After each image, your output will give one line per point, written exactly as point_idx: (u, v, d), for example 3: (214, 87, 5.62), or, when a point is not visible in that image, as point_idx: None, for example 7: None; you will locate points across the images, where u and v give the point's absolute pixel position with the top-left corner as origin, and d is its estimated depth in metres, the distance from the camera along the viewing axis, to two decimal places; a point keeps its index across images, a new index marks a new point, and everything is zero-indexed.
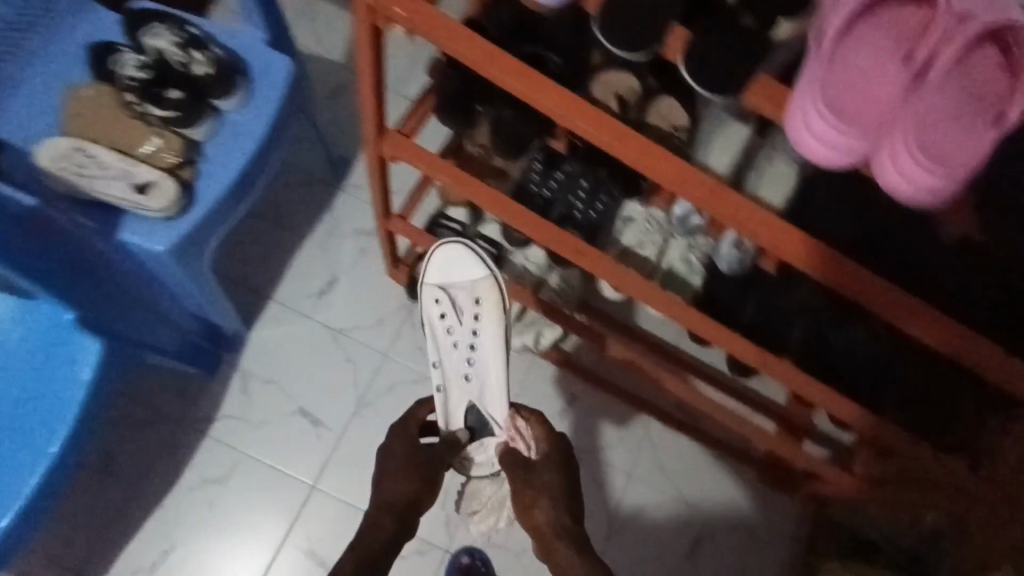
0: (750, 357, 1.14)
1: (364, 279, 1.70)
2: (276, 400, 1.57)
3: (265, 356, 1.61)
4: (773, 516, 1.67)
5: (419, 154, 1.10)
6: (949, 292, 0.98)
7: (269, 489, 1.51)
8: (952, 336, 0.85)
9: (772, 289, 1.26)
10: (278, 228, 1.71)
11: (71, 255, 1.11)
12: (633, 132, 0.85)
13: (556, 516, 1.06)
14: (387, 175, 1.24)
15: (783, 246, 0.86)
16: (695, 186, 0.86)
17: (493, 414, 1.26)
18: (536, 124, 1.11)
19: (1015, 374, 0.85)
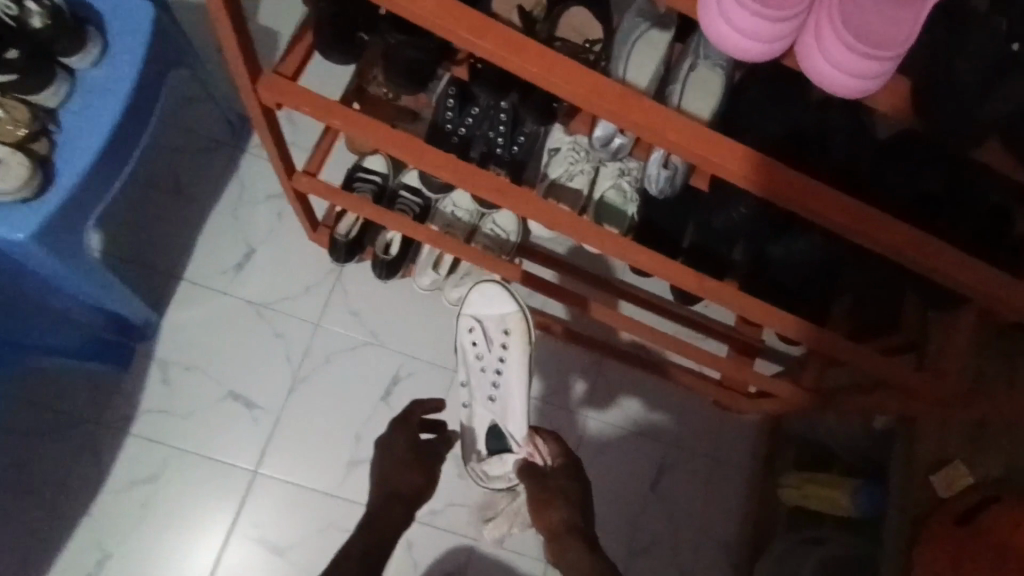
0: (691, 286, 1.06)
1: (285, 246, 1.57)
2: (203, 387, 1.46)
3: (184, 342, 1.48)
4: (732, 434, 1.67)
5: (301, 95, 0.95)
6: (884, 189, 0.93)
7: (208, 481, 1.41)
8: (893, 236, 0.79)
9: (707, 209, 1.20)
10: (181, 200, 1.55)
11: None
12: (529, 39, 0.73)
13: (568, 514, 1.11)
14: (274, 125, 1.09)
15: (713, 156, 0.77)
16: (606, 98, 0.75)
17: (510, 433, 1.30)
18: (435, 50, 1.00)
19: (959, 268, 0.81)
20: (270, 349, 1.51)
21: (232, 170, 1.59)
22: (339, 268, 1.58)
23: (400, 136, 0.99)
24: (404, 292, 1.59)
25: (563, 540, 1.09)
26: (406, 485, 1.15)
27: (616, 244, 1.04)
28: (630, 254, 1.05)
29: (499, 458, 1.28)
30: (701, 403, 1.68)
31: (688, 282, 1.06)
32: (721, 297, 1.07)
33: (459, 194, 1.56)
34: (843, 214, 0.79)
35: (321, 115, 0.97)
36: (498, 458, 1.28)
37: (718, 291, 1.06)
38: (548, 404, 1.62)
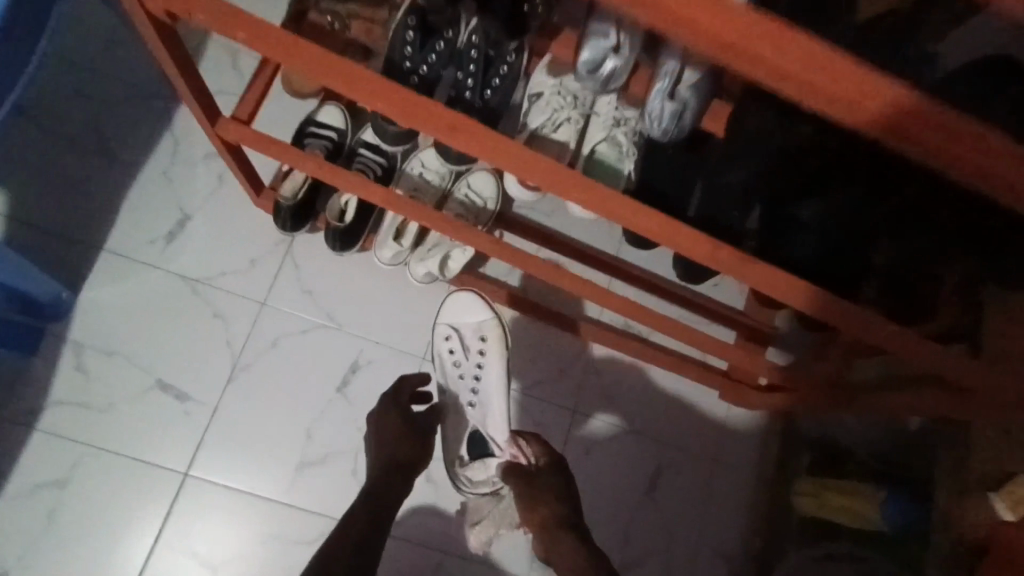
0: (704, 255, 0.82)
1: (225, 212, 1.36)
2: (126, 375, 1.26)
3: (103, 322, 1.27)
4: (736, 432, 1.48)
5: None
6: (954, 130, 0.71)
7: (130, 486, 1.22)
8: (998, 161, 0.57)
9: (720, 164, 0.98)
10: (103, 157, 1.33)
11: None
12: None
13: (559, 509, 0.99)
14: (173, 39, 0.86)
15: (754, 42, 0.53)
16: None
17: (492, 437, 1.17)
18: None
19: None
20: (206, 332, 1.30)
21: (165, 123, 1.37)
22: (289, 239, 1.37)
23: (324, 55, 0.72)
24: (364, 268, 1.38)
25: (557, 538, 0.96)
26: (400, 459, 1.04)
27: (619, 201, 0.78)
28: (637, 219, 0.79)
29: (482, 461, 1.17)
30: (703, 396, 1.48)
31: (706, 250, 0.82)
32: (742, 271, 0.84)
33: (429, 152, 1.34)
34: (938, 131, 0.56)
35: (221, 26, 0.71)
36: (481, 463, 1.17)
37: (740, 263, 0.83)
38: (528, 397, 1.41)
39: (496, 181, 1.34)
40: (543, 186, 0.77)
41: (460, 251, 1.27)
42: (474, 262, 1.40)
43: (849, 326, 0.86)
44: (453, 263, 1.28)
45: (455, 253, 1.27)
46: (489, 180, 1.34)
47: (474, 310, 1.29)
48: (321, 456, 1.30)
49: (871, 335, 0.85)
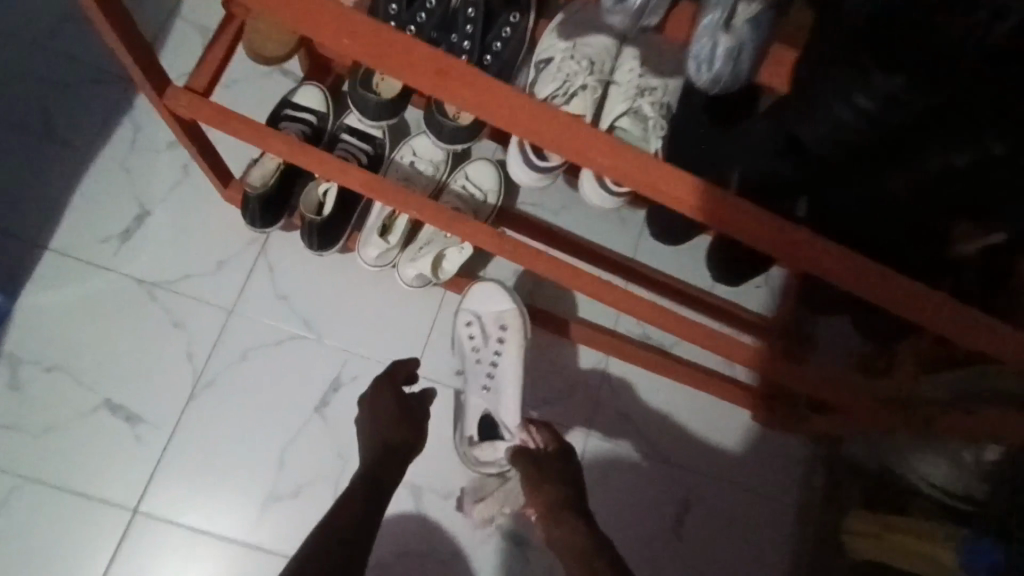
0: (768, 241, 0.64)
1: (189, 207, 1.19)
2: (69, 394, 1.09)
3: (45, 333, 1.11)
4: (772, 458, 1.29)
5: None
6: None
7: (70, 522, 1.05)
8: None
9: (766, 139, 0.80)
10: (52, 146, 1.17)
11: None
12: None
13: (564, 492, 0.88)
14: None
15: None
16: None
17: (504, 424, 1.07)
18: None
19: None
20: (164, 343, 1.14)
21: (121, 107, 1.21)
22: (262, 236, 1.20)
23: None
24: (346, 271, 1.21)
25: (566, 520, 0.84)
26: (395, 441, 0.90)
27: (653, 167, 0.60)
28: (680, 192, 0.61)
29: (489, 442, 1.07)
30: (733, 418, 1.30)
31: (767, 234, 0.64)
32: (803, 257, 0.64)
33: (421, 139, 1.19)
34: None
35: None
36: (489, 444, 1.08)
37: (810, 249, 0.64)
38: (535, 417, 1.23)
39: (498, 171, 1.18)
40: (561, 149, 0.59)
41: (457, 249, 1.09)
42: (472, 263, 1.24)
43: (939, 326, 0.67)
44: (449, 263, 1.10)
45: (451, 251, 1.10)
46: (490, 168, 1.18)
47: (495, 299, 1.15)
48: (293, 488, 1.12)
49: (938, 328, 0.66)
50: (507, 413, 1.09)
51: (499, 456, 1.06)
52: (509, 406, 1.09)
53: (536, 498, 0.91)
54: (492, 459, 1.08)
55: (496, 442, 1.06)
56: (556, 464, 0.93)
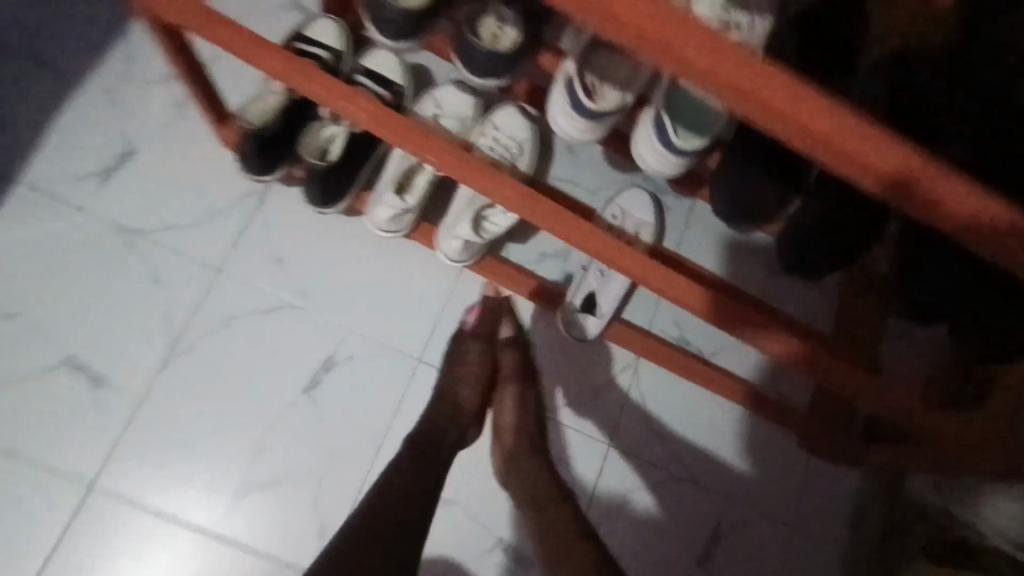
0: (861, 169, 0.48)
1: (180, 150, 1.05)
2: (31, 347, 0.97)
3: (12, 274, 0.98)
4: (818, 493, 1.12)
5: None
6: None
7: (18, 487, 0.94)
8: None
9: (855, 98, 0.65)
10: (36, 70, 1.04)
11: None
12: None
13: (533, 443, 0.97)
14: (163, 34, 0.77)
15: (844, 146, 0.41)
16: None
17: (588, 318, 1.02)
18: None
19: None
20: (138, 299, 1.00)
21: (112, 28, 1.06)
22: (258, 191, 1.05)
23: None
24: (348, 240, 1.06)
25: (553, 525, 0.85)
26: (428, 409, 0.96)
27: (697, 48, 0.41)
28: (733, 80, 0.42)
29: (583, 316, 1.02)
30: (774, 443, 1.13)
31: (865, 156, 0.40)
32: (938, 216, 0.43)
33: (447, 92, 1.04)
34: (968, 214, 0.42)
35: None
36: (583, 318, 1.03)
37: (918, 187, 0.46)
38: (554, 423, 1.07)
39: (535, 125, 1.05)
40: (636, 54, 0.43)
41: (503, 214, 0.96)
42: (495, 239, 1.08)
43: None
44: (492, 228, 0.96)
45: (495, 214, 0.96)
46: (525, 123, 1.05)
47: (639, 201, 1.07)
48: (269, 477, 0.99)
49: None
50: (610, 309, 1.01)
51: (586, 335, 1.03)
52: (614, 299, 1.01)
53: (489, 373, 1.02)
54: (578, 332, 1.04)
55: (589, 318, 1.02)
56: (508, 351, 1.03)
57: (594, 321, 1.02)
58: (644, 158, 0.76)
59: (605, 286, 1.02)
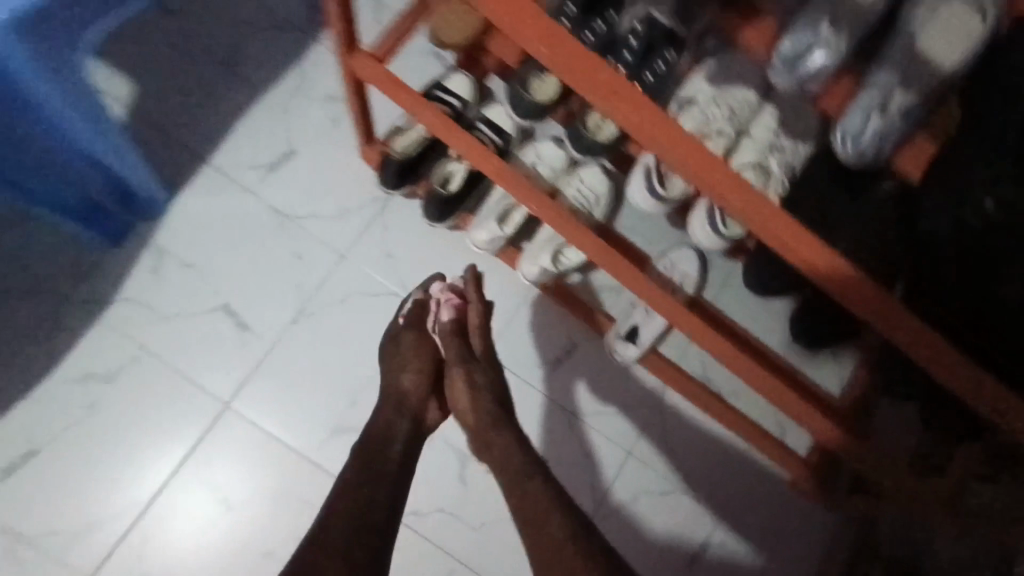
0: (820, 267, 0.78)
1: (329, 156, 1.32)
2: (196, 290, 1.24)
3: (190, 232, 1.26)
4: (796, 527, 1.32)
5: (376, 69, 1.00)
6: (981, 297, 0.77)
7: (169, 396, 1.20)
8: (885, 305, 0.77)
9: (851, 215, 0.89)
10: (230, 76, 1.32)
11: None
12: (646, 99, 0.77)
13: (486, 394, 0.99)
14: (363, 94, 1.11)
15: (797, 246, 0.78)
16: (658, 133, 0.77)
17: (627, 344, 1.22)
18: None
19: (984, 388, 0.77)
20: (280, 268, 1.27)
21: (293, 53, 1.35)
22: (384, 198, 1.32)
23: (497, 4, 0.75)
24: (447, 250, 1.31)
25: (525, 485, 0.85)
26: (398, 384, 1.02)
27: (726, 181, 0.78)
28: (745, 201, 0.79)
29: (625, 342, 1.23)
30: (767, 477, 1.33)
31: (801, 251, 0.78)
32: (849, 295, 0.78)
33: (544, 145, 1.27)
34: (856, 295, 0.78)
35: None
36: (625, 345, 1.23)
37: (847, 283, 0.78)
38: (586, 426, 1.29)
39: (613, 182, 1.29)
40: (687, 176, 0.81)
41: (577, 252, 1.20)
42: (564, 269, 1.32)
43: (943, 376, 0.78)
44: (566, 261, 1.21)
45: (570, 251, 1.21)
46: (605, 179, 1.28)
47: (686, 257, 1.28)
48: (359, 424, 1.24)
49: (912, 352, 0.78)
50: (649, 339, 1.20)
51: (625, 358, 1.23)
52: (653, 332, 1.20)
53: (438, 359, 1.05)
54: (619, 355, 1.24)
55: (629, 345, 1.22)
56: (450, 338, 1.04)
57: (634, 348, 1.22)
58: (697, 232, 0.99)
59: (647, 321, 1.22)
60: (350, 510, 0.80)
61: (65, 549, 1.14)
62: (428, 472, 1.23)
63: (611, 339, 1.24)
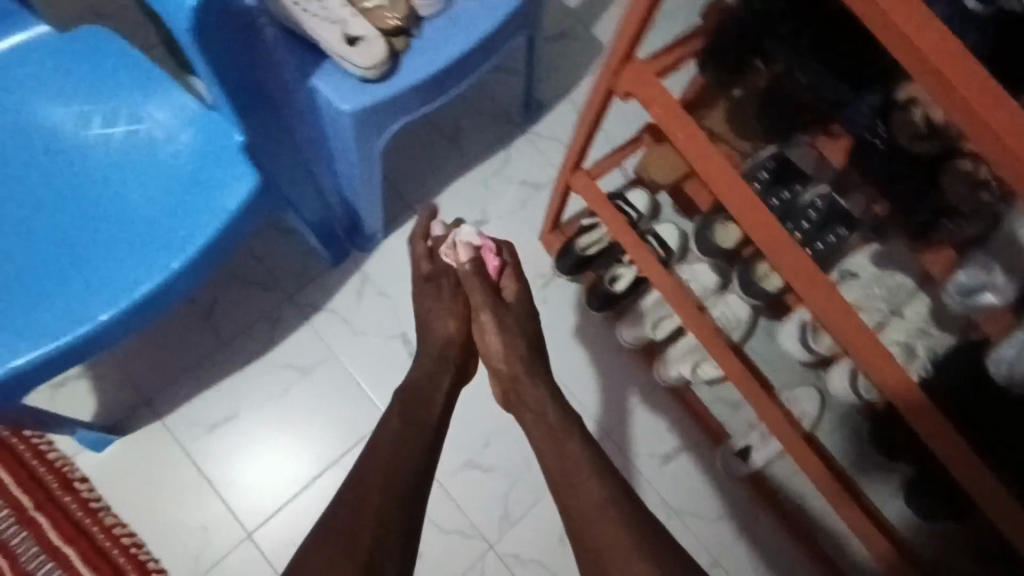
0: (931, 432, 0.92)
1: (513, 230, 1.56)
2: (383, 317, 1.49)
3: (390, 267, 1.52)
4: None
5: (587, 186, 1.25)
6: None
7: (343, 397, 1.44)
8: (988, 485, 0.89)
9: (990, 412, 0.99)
10: (451, 148, 1.60)
11: (258, 74, 0.95)
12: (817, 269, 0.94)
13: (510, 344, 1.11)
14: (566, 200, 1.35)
15: (918, 415, 0.93)
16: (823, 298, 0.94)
17: (739, 460, 1.38)
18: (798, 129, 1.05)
19: None
20: None
21: (504, 141, 1.62)
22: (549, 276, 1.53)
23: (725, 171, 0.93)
24: (592, 334, 1.50)
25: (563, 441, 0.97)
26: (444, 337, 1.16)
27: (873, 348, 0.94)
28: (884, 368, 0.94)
29: (737, 459, 1.38)
30: None
31: (921, 420, 0.92)
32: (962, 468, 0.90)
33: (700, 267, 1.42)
34: (967, 469, 0.90)
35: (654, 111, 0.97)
36: (737, 461, 1.38)
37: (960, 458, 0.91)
38: (682, 524, 1.40)
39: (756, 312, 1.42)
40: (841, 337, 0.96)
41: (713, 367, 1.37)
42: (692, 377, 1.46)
43: None
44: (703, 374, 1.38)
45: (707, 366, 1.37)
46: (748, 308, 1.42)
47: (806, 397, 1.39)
48: (487, 464, 1.43)
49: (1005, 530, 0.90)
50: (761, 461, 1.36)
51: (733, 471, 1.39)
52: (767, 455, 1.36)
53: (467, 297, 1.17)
54: (729, 467, 1.39)
55: (740, 462, 1.38)
56: (473, 277, 1.15)
57: (745, 467, 1.37)
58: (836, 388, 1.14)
59: (762, 445, 1.37)
60: (385, 461, 0.93)
61: (234, 504, 1.36)
62: (534, 522, 1.41)
63: (725, 451, 1.39)
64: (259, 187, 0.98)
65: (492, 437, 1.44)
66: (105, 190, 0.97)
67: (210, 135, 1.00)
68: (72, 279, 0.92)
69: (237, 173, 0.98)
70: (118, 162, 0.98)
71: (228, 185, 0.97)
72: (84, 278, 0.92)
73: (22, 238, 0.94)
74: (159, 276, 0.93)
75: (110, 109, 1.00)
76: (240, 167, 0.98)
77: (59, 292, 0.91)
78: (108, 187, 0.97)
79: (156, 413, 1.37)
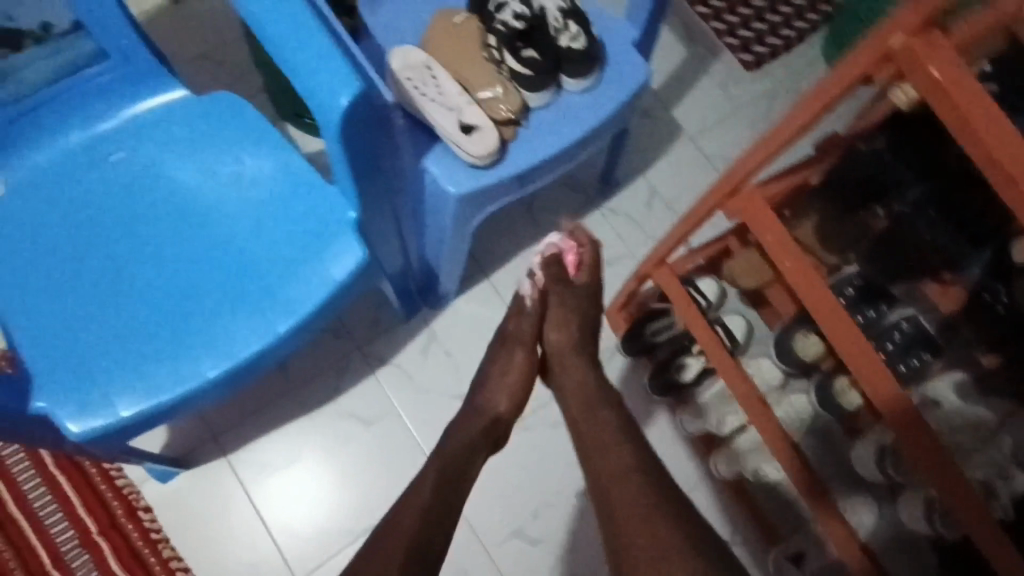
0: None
1: None
2: (446, 377, 1.51)
3: (458, 328, 1.55)
4: None
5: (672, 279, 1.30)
6: None
7: (400, 453, 1.46)
8: None
9: None
10: (528, 215, 1.64)
11: (381, 158, 0.91)
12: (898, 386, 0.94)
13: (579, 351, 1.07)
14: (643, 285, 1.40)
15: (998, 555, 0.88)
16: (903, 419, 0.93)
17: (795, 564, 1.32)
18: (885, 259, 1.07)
19: None
20: None
21: (580, 214, 1.66)
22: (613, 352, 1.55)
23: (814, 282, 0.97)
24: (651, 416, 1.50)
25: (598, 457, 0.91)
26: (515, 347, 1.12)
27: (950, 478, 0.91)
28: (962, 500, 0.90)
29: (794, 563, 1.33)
30: None
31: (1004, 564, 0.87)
32: None
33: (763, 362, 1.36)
34: None
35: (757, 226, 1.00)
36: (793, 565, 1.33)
37: None
38: None
39: None
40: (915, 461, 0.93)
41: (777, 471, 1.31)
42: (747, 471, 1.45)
43: None
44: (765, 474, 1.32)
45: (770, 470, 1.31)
46: None
47: None
48: (536, 536, 1.44)
49: None
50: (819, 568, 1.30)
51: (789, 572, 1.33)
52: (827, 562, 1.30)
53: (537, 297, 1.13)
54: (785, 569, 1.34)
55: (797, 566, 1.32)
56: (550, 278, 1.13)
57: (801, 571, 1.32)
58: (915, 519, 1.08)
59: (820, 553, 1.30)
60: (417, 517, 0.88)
61: (285, 549, 1.38)
62: None
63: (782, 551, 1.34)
64: (363, 261, 1.01)
65: (543, 510, 1.45)
66: (218, 244, 1.02)
67: (321, 205, 1.03)
68: (185, 336, 0.96)
69: (344, 246, 1.01)
70: (234, 222, 1.02)
71: (334, 256, 1.00)
72: (196, 334, 0.97)
73: (141, 286, 0.99)
74: (264, 339, 0.97)
75: (234, 167, 1.04)
76: (347, 240, 1.01)
77: (173, 347, 0.96)
78: (221, 242, 1.02)
79: (222, 450, 1.41)
